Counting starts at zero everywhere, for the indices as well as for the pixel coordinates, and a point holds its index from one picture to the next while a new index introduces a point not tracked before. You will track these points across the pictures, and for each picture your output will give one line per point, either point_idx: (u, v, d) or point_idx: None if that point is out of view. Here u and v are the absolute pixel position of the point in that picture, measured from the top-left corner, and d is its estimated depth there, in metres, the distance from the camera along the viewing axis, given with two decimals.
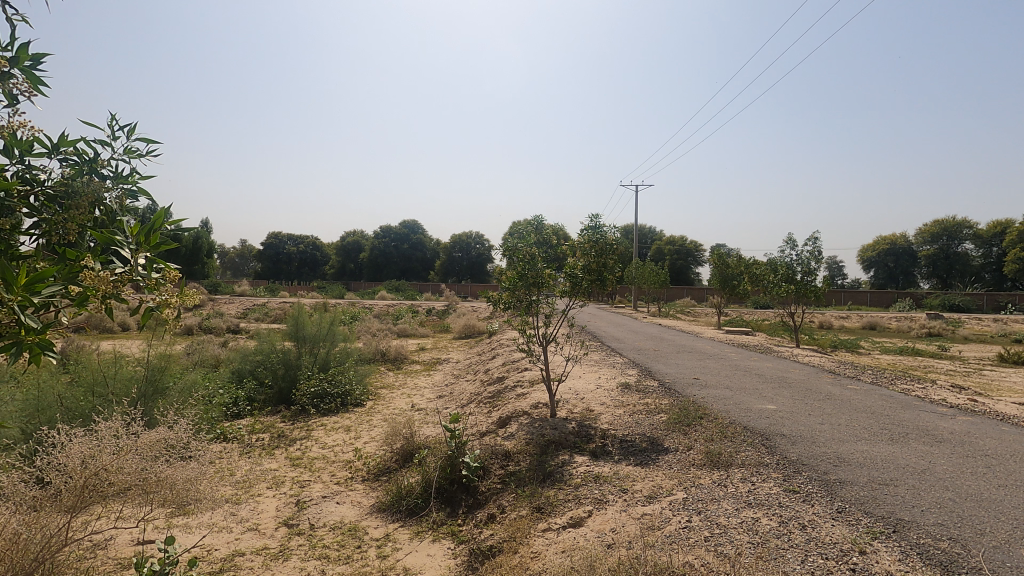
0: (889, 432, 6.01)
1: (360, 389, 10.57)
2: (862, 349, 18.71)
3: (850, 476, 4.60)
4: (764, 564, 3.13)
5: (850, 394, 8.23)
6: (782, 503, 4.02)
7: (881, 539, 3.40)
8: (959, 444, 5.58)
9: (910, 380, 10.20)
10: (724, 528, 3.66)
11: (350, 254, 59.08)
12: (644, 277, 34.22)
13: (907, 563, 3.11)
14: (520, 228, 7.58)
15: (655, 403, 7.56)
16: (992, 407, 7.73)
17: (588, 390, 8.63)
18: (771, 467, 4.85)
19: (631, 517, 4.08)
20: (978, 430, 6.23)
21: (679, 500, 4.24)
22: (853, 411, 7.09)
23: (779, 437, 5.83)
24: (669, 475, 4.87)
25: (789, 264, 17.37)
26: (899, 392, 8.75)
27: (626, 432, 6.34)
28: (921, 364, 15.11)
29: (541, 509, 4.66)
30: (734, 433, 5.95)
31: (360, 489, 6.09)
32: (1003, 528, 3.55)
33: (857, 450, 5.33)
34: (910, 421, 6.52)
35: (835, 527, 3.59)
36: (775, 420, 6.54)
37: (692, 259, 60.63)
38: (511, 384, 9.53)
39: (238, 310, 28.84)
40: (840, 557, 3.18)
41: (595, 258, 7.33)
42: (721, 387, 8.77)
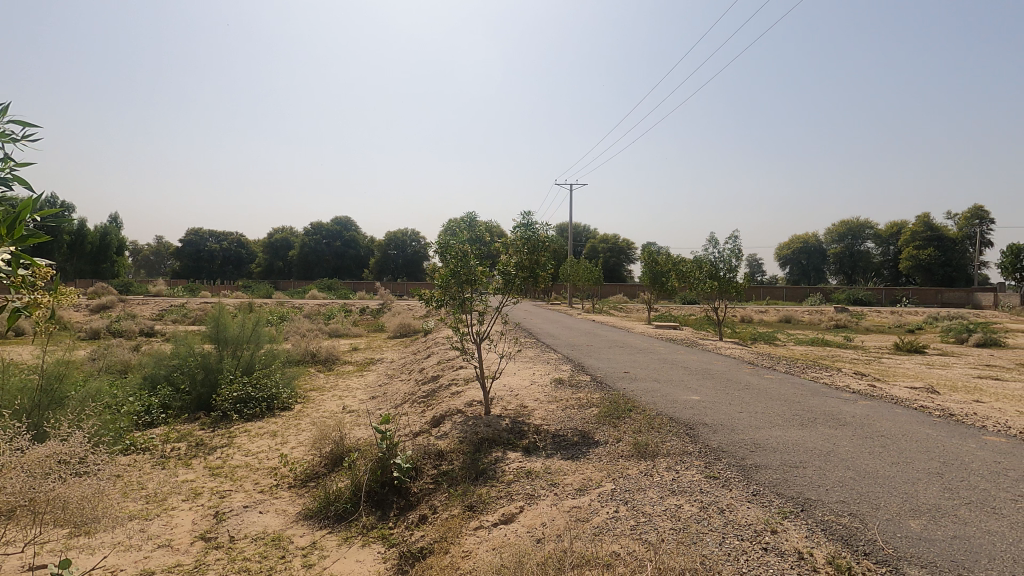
0: (799, 418, 6.44)
1: (287, 392, 10.10)
2: (777, 341, 19.97)
3: (764, 460, 4.88)
4: (684, 549, 3.25)
5: (765, 384, 8.73)
6: (703, 489, 4.21)
7: (790, 518, 3.63)
8: (859, 427, 6.05)
9: (818, 369, 10.96)
10: (650, 516, 3.78)
11: (278, 252, 56.51)
12: (577, 274, 34.93)
13: (812, 539, 3.33)
14: (453, 224, 7.47)
15: (586, 398, 7.71)
16: (888, 392, 8.44)
17: (522, 387, 8.67)
18: (693, 455, 5.06)
19: (561, 511, 4.12)
20: (875, 413, 6.80)
21: (607, 492, 4.33)
22: (768, 399, 7.52)
23: (702, 426, 6.08)
24: (598, 467, 4.98)
25: (712, 262, 18.30)
26: (808, 380, 9.39)
27: (558, 427, 6.42)
28: (829, 354, 16.27)
29: (473, 507, 4.64)
30: (659, 424, 6.17)
31: (285, 497, 5.82)
32: (894, 502, 3.88)
33: (771, 436, 5.67)
34: (818, 408, 7.00)
35: (750, 509, 3.80)
36: (698, 411, 6.84)
37: (624, 258, 62.52)
38: (446, 383, 9.43)
39: (152, 311, 26.91)
40: (753, 538, 3.36)
41: (527, 255, 7.43)
42: (650, 380, 9.05)
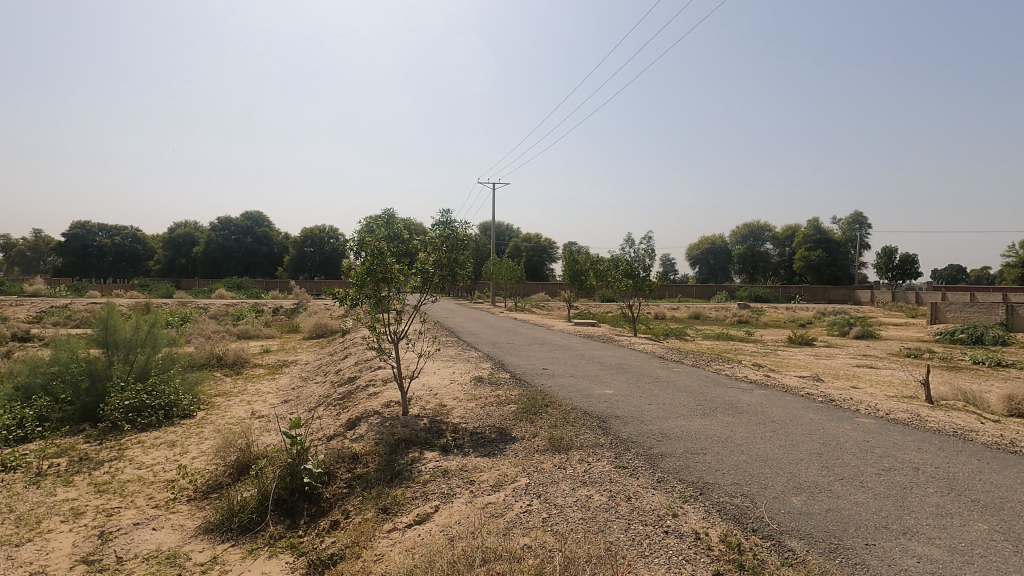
0: (702, 408, 6.88)
1: (188, 399, 9.41)
2: (687, 336, 21.17)
3: (669, 449, 5.16)
4: (591, 537, 3.37)
5: (673, 377, 9.23)
6: (612, 478, 4.39)
7: (690, 502, 3.86)
8: (754, 414, 6.55)
9: (722, 362, 11.74)
10: (561, 508, 3.89)
11: (181, 248, 52.46)
12: (500, 273, 35.16)
13: (708, 520, 3.57)
14: (370, 221, 7.28)
15: (504, 395, 7.79)
16: (781, 381, 9.20)
17: (441, 386, 8.61)
18: (604, 447, 5.26)
19: (475, 508, 4.14)
20: (768, 401, 7.39)
21: (521, 487, 4.40)
22: (675, 391, 7.96)
23: (614, 419, 6.33)
24: (514, 463, 5.05)
25: (628, 261, 19.08)
26: (712, 372, 10.04)
27: (476, 425, 6.45)
28: (733, 348, 17.48)
29: (387, 509, 4.55)
30: (574, 418, 6.35)
31: (184, 511, 5.42)
32: (780, 481, 4.24)
33: (676, 425, 6.01)
34: (719, 398, 7.50)
35: (655, 495, 4.00)
36: (611, 404, 7.11)
37: (546, 257, 63.73)
38: (363, 384, 9.17)
39: (28, 314, 24.09)
40: (655, 522, 3.54)
41: (446, 253, 7.43)
42: (568, 376, 9.30)
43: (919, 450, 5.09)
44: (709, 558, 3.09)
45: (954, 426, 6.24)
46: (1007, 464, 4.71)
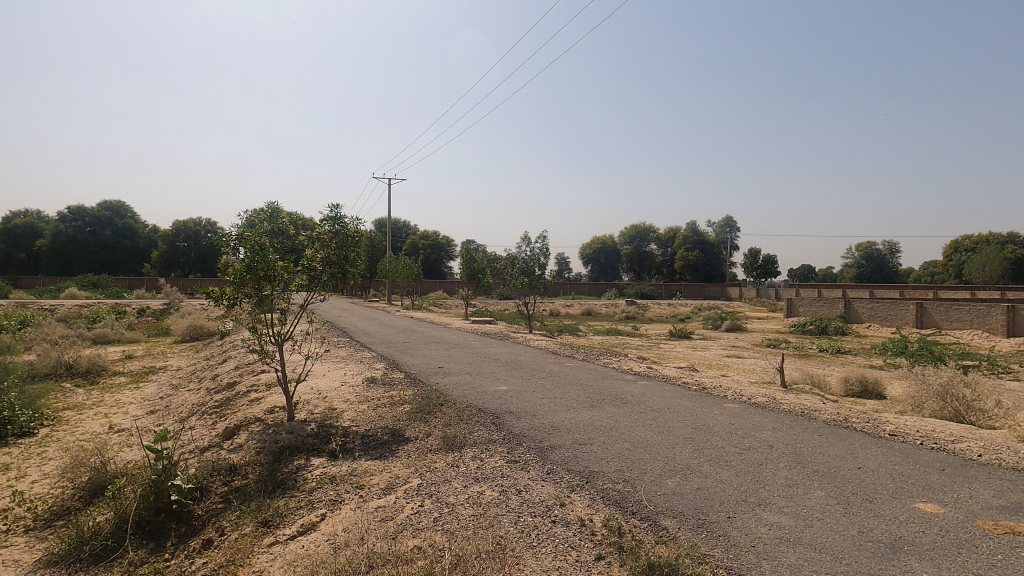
0: (591, 400, 7.22)
1: (27, 415, 8.17)
2: (579, 332, 22.10)
3: (559, 441, 5.35)
4: (482, 533, 3.41)
5: (565, 371, 9.59)
6: (503, 473, 4.47)
7: (576, 491, 4.03)
8: (636, 404, 6.99)
9: (610, 356, 12.39)
10: (452, 506, 3.88)
11: (19, 240, 45.41)
12: (396, 270, 34.36)
13: (593, 506, 3.75)
14: (251, 215, 6.78)
15: (398, 396, 7.64)
16: (661, 372, 9.89)
17: (331, 388, 8.24)
18: (497, 442, 5.34)
19: (364, 513, 4.01)
20: (649, 391, 7.92)
21: (413, 488, 4.34)
22: (566, 385, 8.28)
23: (507, 414, 6.45)
24: (406, 464, 4.96)
25: (523, 260, 19.50)
26: (600, 366, 10.56)
27: (368, 427, 6.25)
28: (620, 342, 18.52)
29: (267, 522, 4.27)
30: (468, 416, 6.37)
31: (19, 544, 4.70)
32: (658, 465, 4.57)
33: (565, 418, 6.25)
34: (606, 390, 7.91)
35: (544, 487, 4.13)
36: (505, 400, 7.23)
37: (444, 254, 63.35)
38: (243, 390, 8.53)
39: None
40: (544, 512, 3.66)
41: (335, 250, 7.11)
42: (463, 374, 9.32)
43: (774, 430, 5.72)
44: (592, 543, 3.24)
45: (803, 407, 7.09)
46: (842, 438, 5.45)
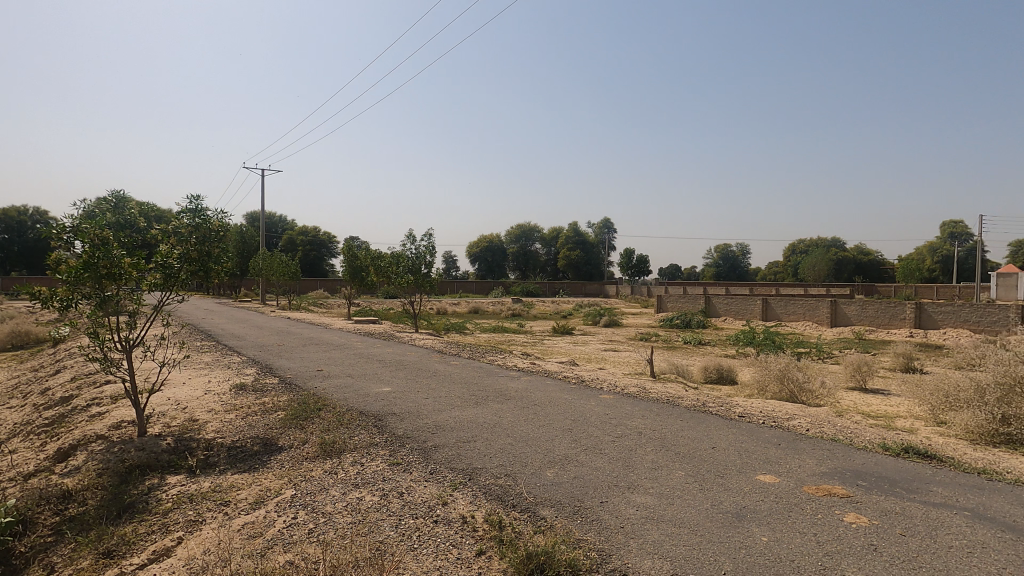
0: (475, 397, 7.28)
1: None
2: (466, 330, 22.20)
3: (443, 440, 5.34)
4: (360, 540, 3.29)
5: (450, 370, 9.58)
6: (385, 476, 4.36)
7: (459, 489, 4.05)
8: (519, 399, 7.18)
9: (495, 353, 12.59)
10: (329, 515, 3.71)
11: None
12: (270, 267, 32.06)
13: (475, 503, 3.79)
14: (91, 206, 5.94)
15: (271, 402, 7.13)
16: (543, 368, 10.25)
17: (192, 398, 7.48)
18: (379, 446, 5.20)
19: (229, 532, 3.69)
20: (532, 386, 8.17)
21: (286, 500, 4.08)
22: (451, 383, 8.28)
23: (390, 416, 6.30)
24: (279, 475, 4.66)
25: (408, 258, 19.17)
26: (486, 363, 10.69)
27: (235, 438, 5.77)
28: (506, 339, 18.91)
29: (110, 553, 3.77)
30: (349, 420, 6.13)
31: None
32: (538, 458, 4.73)
33: (450, 417, 6.24)
34: (490, 387, 8.03)
35: (427, 487, 4.10)
36: (388, 401, 7.05)
37: (325, 251, 60.27)
38: (82, 404, 7.45)
39: None
40: (426, 513, 3.63)
41: (196, 245, 6.47)
42: (344, 376, 8.94)
43: (643, 417, 6.18)
44: (473, 539, 3.28)
45: (668, 395, 7.74)
46: (699, 421, 6.04)
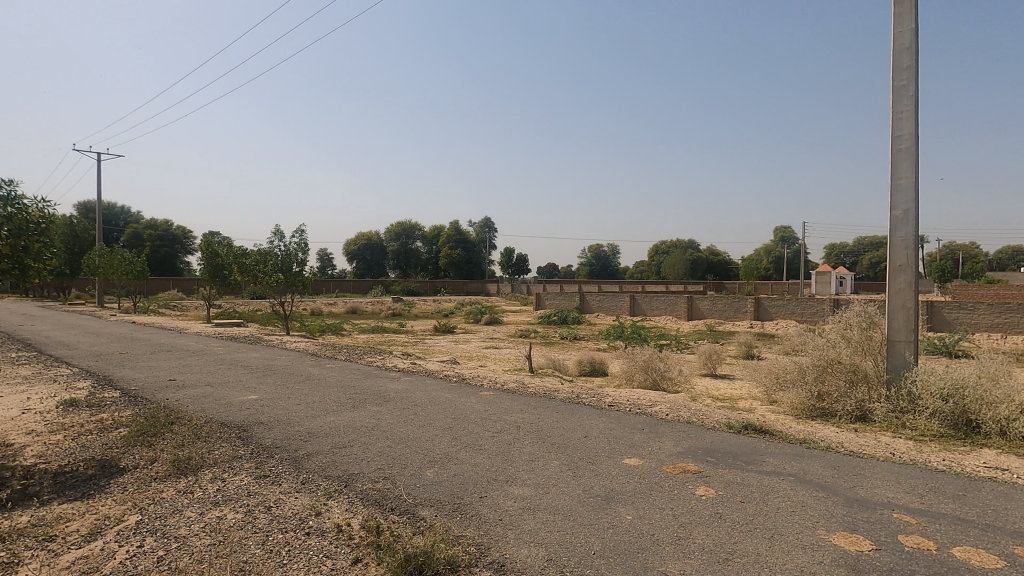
0: (352, 401, 7.00)
1: None
2: (343, 331, 21.25)
3: (316, 448, 5.07)
4: (221, 563, 3.02)
5: (325, 374, 9.11)
6: (250, 491, 4.04)
7: (333, 497, 3.87)
8: (399, 400, 7.04)
9: (374, 354, 12.20)
10: (183, 539, 3.35)
11: None
12: (109, 265, 28.12)
13: (351, 510, 3.65)
14: None
15: (111, 418, 6.27)
16: (424, 367, 10.14)
17: (4, 419, 6.32)
18: (243, 459, 4.80)
19: (55, 571, 3.18)
20: (412, 387, 8.04)
21: (130, 527, 3.61)
22: (326, 387, 7.88)
23: (256, 426, 5.84)
24: (120, 500, 4.10)
25: (277, 255, 17.90)
26: (364, 365, 10.33)
27: (63, 463, 4.98)
28: (386, 339, 18.42)
29: None
30: (208, 433, 5.58)
31: None
32: (418, 459, 4.67)
33: (324, 423, 5.94)
34: (369, 389, 7.77)
35: (298, 499, 3.86)
36: (255, 410, 6.53)
37: (178, 247, 54.21)
38: None
39: None
40: (297, 526, 3.43)
41: (12, 241, 5.48)
42: (202, 386, 8.12)
43: (521, 411, 6.38)
44: (349, 548, 3.15)
45: (546, 388, 8.06)
46: (573, 412, 6.37)
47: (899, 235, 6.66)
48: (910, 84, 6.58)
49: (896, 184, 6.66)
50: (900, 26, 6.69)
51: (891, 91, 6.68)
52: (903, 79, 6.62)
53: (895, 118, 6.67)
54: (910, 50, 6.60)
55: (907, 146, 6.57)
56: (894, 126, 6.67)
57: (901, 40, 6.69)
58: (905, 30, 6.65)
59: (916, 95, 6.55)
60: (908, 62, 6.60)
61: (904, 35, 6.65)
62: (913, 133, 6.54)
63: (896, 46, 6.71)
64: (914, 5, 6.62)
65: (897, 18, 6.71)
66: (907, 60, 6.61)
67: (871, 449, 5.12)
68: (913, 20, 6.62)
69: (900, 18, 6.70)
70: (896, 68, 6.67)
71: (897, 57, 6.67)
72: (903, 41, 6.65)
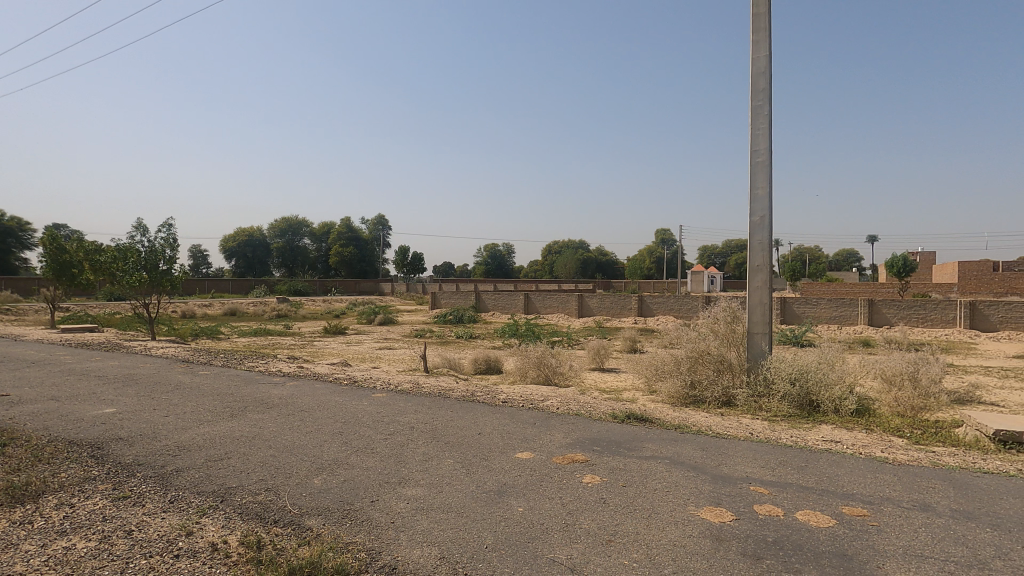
0: (230, 409, 6.50)
1: None
2: (220, 334, 19.61)
3: (188, 462, 4.64)
4: None
5: (199, 381, 8.36)
6: (106, 516, 3.60)
7: (207, 514, 3.57)
8: (284, 407, 6.65)
9: (255, 358, 11.40)
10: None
11: None
12: None
13: (229, 526, 3.39)
14: None
15: None
16: (312, 371, 9.67)
17: None
18: (97, 480, 4.27)
19: None
20: (299, 392, 7.63)
21: None
22: (200, 396, 7.24)
23: (114, 443, 5.22)
24: None
25: (140, 252, 16.12)
26: (244, 371, 9.62)
27: None
28: (269, 343, 17.29)
29: None
30: (52, 454, 4.89)
31: None
32: (304, 466, 4.45)
33: (196, 434, 5.46)
34: (249, 396, 7.26)
35: (165, 519, 3.51)
36: (112, 425, 5.84)
37: (13, 241, 46.76)
38: None
39: None
40: (164, 550, 3.12)
41: None
42: (44, 400, 7.10)
43: (415, 412, 6.30)
44: (224, 568, 2.92)
45: (441, 388, 8.03)
46: (468, 410, 6.41)
47: (757, 238, 7.48)
48: (765, 104, 7.40)
49: (755, 193, 7.46)
50: (757, 53, 7.51)
51: (750, 110, 7.48)
52: (760, 100, 7.44)
53: (753, 134, 7.48)
54: (765, 74, 7.43)
55: (763, 160, 7.38)
56: (753, 141, 7.47)
57: (758, 65, 7.50)
58: (761, 56, 7.47)
59: (770, 115, 7.39)
60: (764, 85, 7.42)
61: (760, 60, 7.47)
62: (768, 148, 7.37)
63: (754, 70, 7.51)
64: (768, 35, 7.46)
65: (755, 45, 7.52)
66: (763, 84, 7.43)
67: (734, 430, 5.72)
68: (767, 48, 7.46)
69: (757, 46, 7.51)
70: (754, 90, 7.48)
71: (755, 80, 7.48)
72: (759, 65, 7.46)
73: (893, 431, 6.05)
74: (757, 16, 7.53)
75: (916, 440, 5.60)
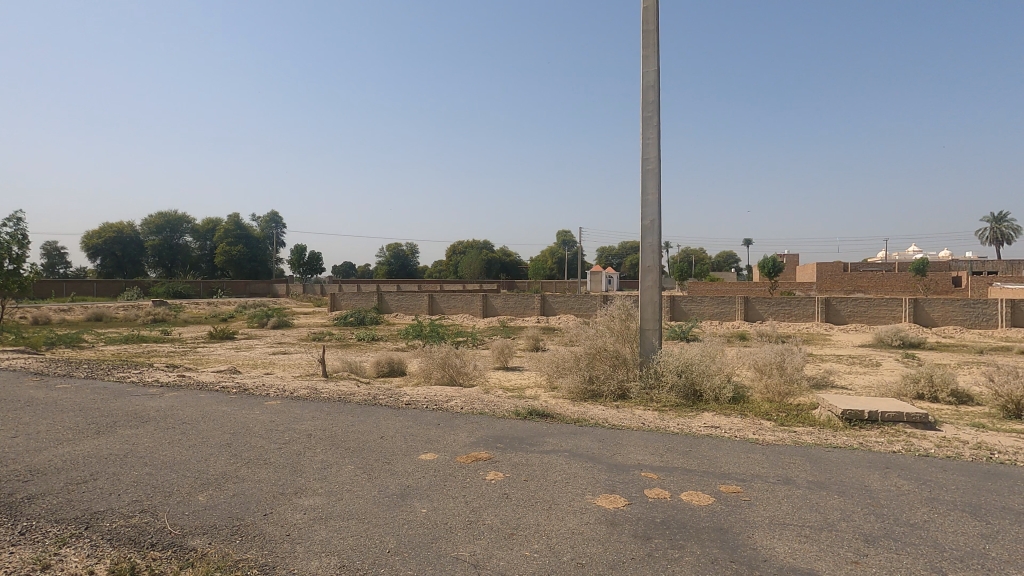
0: (96, 426, 5.82)
1: None
2: (82, 342, 17.42)
3: (42, 487, 4.09)
4: None
5: (56, 396, 7.39)
6: None
7: (68, 544, 3.18)
8: (162, 420, 6.07)
9: (126, 368, 10.28)
10: None
11: None
12: None
13: (95, 555, 3.05)
14: None
15: None
16: (195, 380, 8.90)
17: None
18: None
19: None
20: (180, 402, 7.01)
21: None
22: (57, 413, 6.40)
23: None
24: None
25: None
26: (114, 382, 8.65)
27: None
28: (144, 350, 15.65)
29: None
30: None
31: None
32: (186, 483, 4.10)
33: (53, 456, 4.82)
34: (120, 409, 6.55)
35: (14, 554, 3.08)
36: None
37: None
38: None
39: None
40: None
41: None
42: None
43: (313, 419, 6.03)
44: None
45: (341, 392, 7.74)
46: (369, 414, 6.24)
47: (648, 241, 7.98)
48: (654, 116, 7.94)
49: (646, 199, 7.96)
50: (647, 67, 8.02)
51: (641, 121, 7.98)
52: (649, 111, 7.96)
53: (644, 143, 7.97)
54: (655, 87, 7.96)
55: (652, 168, 7.91)
56: (644, 150, 7.97)
57: (647, 79, 8.02)
58: (650, 71, 7.99)
59: (658, 126, 7.93)
60: (653, 98, 7.95)
61: (649, 75, 7.99)
62: (657, 157, 7.90)
63: (644, 83, 8.01)
64: (657, 51, 8.00)
65: (645, 60, 8.03)
66: (652, 96, 7.95)
67: (628, 421, 6.08)
68: (656, 64, 7.99)
69: (647, 61, 8.02)
70: (644, 101, 7.98)
71: (645, 93, 7.98)
72: (649, 79, 7.98)
73: (763, 415, 6.75)
74: (647, 33, 8.05)
75: (781, 422, 6.30)
